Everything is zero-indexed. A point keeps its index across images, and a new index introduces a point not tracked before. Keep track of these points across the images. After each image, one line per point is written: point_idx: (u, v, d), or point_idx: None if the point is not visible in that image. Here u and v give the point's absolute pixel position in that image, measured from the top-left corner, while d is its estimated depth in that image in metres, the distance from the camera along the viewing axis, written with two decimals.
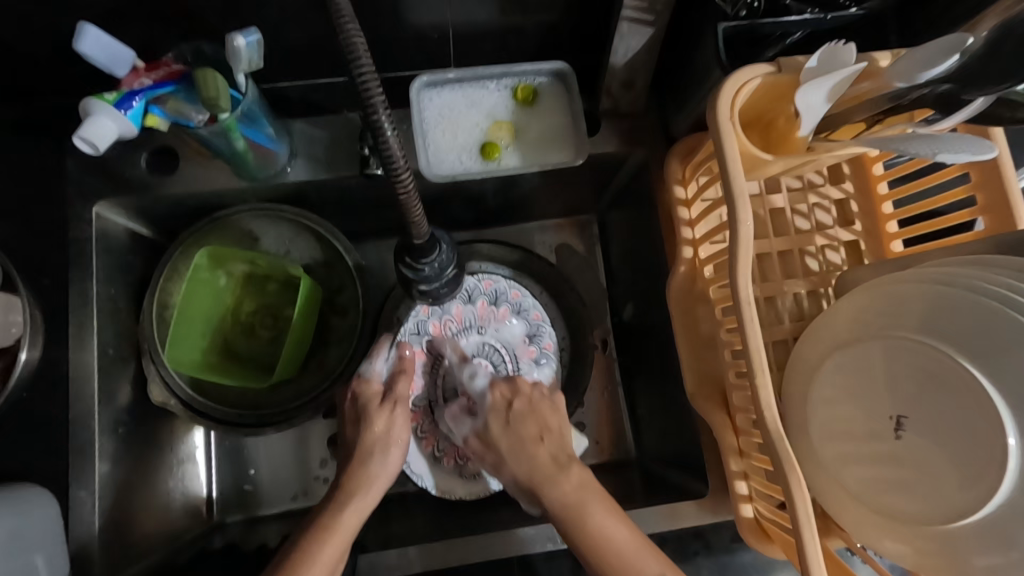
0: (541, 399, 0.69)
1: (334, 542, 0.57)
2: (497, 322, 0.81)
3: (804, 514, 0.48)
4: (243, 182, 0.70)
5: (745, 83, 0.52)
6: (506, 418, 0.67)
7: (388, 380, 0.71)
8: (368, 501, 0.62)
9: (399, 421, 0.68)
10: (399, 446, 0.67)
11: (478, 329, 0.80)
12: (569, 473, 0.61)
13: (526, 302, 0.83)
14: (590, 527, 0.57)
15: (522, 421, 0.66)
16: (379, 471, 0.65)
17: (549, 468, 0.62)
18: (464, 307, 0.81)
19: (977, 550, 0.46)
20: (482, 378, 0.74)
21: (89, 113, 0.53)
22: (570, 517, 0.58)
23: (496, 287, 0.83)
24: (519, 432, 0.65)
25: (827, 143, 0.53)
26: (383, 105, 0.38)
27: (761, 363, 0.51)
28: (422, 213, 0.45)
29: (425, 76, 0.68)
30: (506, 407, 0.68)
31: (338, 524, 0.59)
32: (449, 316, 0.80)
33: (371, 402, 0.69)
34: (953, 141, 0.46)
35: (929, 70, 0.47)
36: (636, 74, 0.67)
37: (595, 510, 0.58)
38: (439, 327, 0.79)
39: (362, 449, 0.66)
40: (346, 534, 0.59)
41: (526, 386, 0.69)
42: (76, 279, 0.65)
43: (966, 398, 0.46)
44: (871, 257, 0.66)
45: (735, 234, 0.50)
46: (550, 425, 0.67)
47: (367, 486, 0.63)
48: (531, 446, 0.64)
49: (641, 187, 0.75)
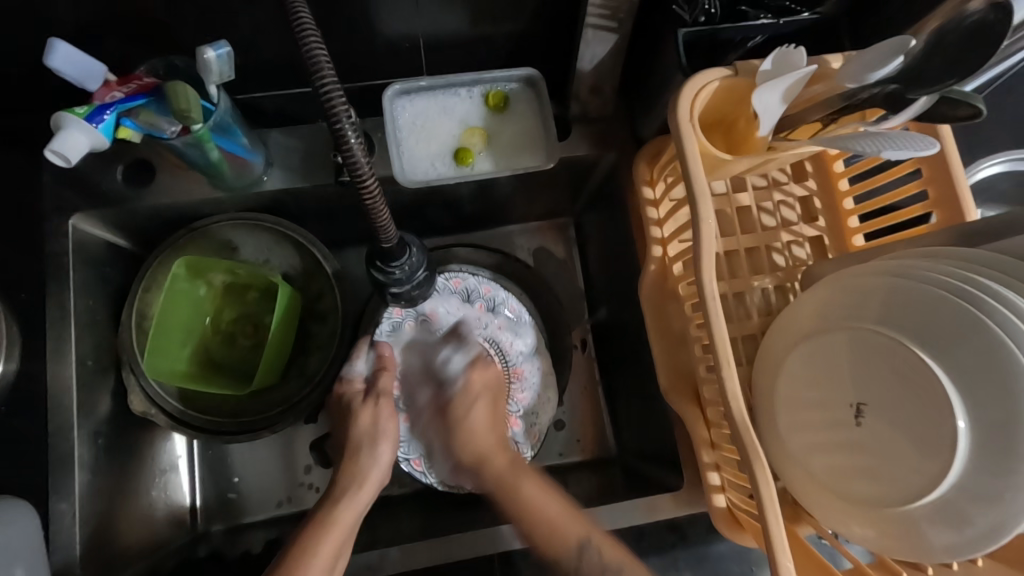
0: (482, 382, 0.72)
1: (333, 536, 0.59)
2: (480, 319, 0.80)
3: (769, 501, 0.49)
4: (219, 191, 0.71)
5: (703, 87, 0.53)
6: (469, 402, 0.70)
7: (369, 377, 0.73)
8: (363, 494, 0.64)
9: (384, 414, 0.69)
10: (387, 439, 0.68)
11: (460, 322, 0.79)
12: (505, 453, 0.67)
13: (500, 297, 0.82)
14: (524, 499, 0.61)
15: (481, 404, 0.70)
16: (370, 466, 0.66)
17: (490, 442, 0.68)
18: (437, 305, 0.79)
19: (934, 530, 0.48)
20: (459, 359, 0.75)
21: (61, 126, 0.52)
22: (503, 490, 0.63)
23: (467, 286, 0.81)
24: (481, 414, 0.70)
25: (787, 142, 0.55)
26: (347, 115, 0.39)
27: (727, 356, 0.52)
28: (389, 220, 0.47)
29: (398, 85, 0.69)
30: (469, 390, 0.71)
31: (336, 519, 0.60)
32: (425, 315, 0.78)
33: (353, 400, 0.71)
34: (897, 139, 0.48)
35: (876, 71, 0.50)
36: (603, 79, 0.69)
37: (526, 484, 0.63)
38: (417, 325, 0.77)
39: (353, 445, 0.68)
40: (344, 529, 0.60)
41: (495, 371, 0.73)
42: (54, 292, 0.65)
43: (919, 382, 0.49)
44: (835, 251, 0.68)
45: (699, 232, 0.52)
46: (500, 407, 0.72)
47: (361, 478, 0.65)
48: (492, 424, 0.69)
49: (613, 188, 0.77)
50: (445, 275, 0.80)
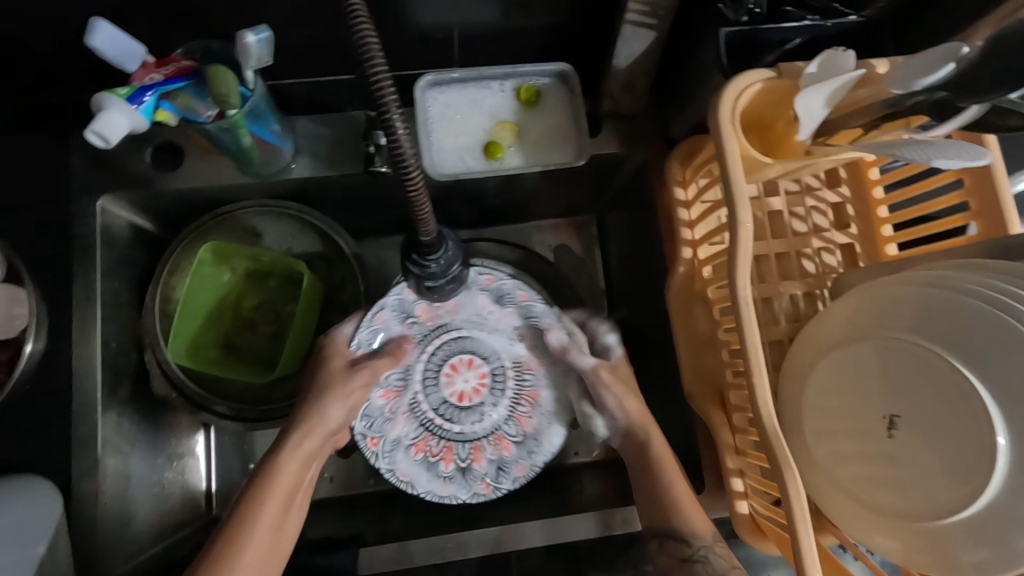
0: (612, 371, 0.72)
1: (276, 487, 0.61)
2: (505, 324, 0.79)
3: (799, 510, 0.49)
4: (247, 178, 0.70)
5: (745, 88, 0.53)
6: (610, 382, 0.71)
7: (369, 352, 0.74)
8: (308, 441, 0.65)
9: (357, 383, 0.70)
10: (341, 394, 0.68)
11: (480, 320, 0.79)
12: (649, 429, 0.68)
13: (536, 308, 0.79)
14: (664, 479, 0.64)
15: (626, 387, 0.71)
16: (321, 410, 0.67)
17: (633, 411, 0.69)
18: (461, 299, 0.78)
19: (964, 546, 0.47)
20: (561, 334, 0.77)
21: (103, 107, 0.52)
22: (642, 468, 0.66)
23: (501, 286, 0.79)
24: (620, 396, 0.70)
25: (826, 147, 0.54)
26: (395, 104, 0.38)
27: (759, 362, 0.51)
28: (430, 213, 0.46)
29: (430, 76, 0.68)
30: (598, 373, 0.72)
31: (276, 479, 0.61)
32: (440, 307, 0.78)
33: (337, 364, 0.71)
34: (945, 148, 0.47)
35: (924, 78, 0.49)
36: (637, 76, 0.68)
37: (667, 466, 0.64)
38: (426, 309, 0.77)
39: (317, 388, 0.69)
40: (288, 485, 0.62)
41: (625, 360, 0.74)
42: (81, 273, 0.65)
43: (955, 396, 0.48)
44: (866, 260, 0.67)
45: (736, 236, 0.51)
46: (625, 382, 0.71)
47: (309, 425, 0.66)
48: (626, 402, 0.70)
49: (640, 187, 0.76)
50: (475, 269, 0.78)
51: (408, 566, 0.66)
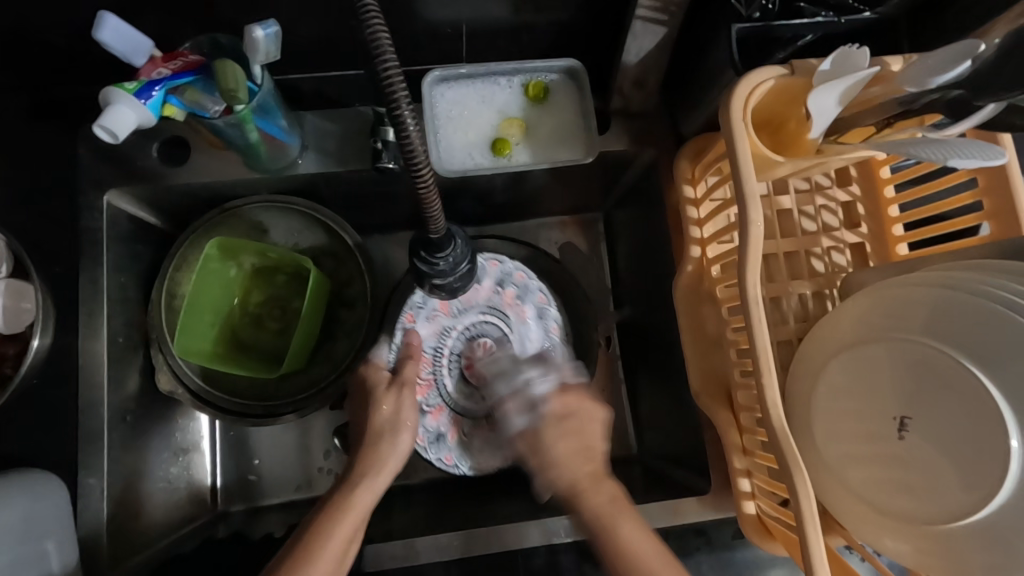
0: (587, 416, 0.63)
1: (349, 521, 0.58)
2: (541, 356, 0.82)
3: (809, 511, 0.48)
4: (254, 173, 0.70)
5: (758, 84, 0.52)
6: (561, 423, 0.63)
7: (393, 366, 0.71)
8: (381, 480, 0.61)
9: (405, 404, 0.66)
10: (408, 430, 0.65)
11: (530, 340, 0.82)
12: (605, 485, 0.59)
13: (559, 362, 0.81)
14: (624, 542, 0.55)
15: (564, 436, 0.62)
16: (389, 453, 0.63)
17: (584, 469, 0.60)
18: (529, 316, 0.83)
19: (976, 550, 0.47)
20: (544, 385, 0.67)
21: (111, 102, 0.52)
22: (599, 530, 0.57)
23: (552, 335, 0.83)
24: (562, 444, 0.61)
25: (838, 146, 0.54)
26: (406, 100, 0.38)
27: (768, 362, 0.51)
28: (439, 210, 0.46)
29: (438, 71, 0.68)
30: (556, 416, 0.63)
31: (352, 505, 0.59)
32: (520, 306, 0.83)
33: (377, 385, 0.68)
34: (961, 147, 0.47)
35: (940, 75, 0.48)
36: (647, 73, 0.67)
37: (624, 523, 0.56)
38: (511, 295, 0.83)
39: (372, 431, 0.65)
40: (361, 512, 0.59)
41: (578, 397, 0.65)
42: (88, 268, 0.65)
43: (968, 397, 0.47)
44: (876, 260, 0.67)
45: (746, 235, 0.50)
46: (591, 434, 0.62)
47: (379, 464, 0.62)
48: (577, 460, 0.60)
49: (649, 185, 0.76)
50: (541, 283, 0.84)
51: (414, 563, 0.66)
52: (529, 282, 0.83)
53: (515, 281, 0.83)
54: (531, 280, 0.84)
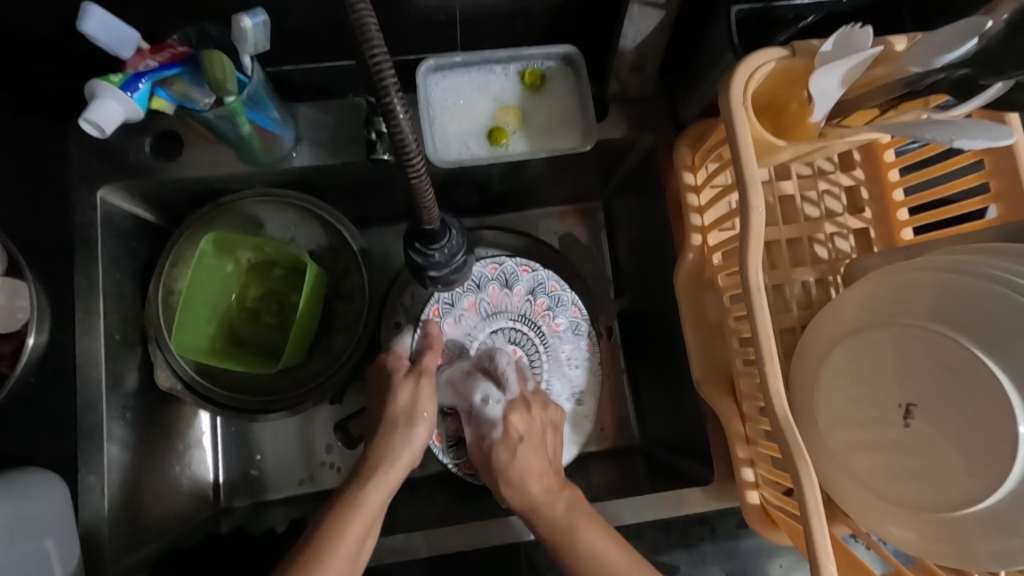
0: (547, 429, 0.69)
1: (357, 523, 0.57)
2: (569, 359, 0.80)
3: (813, 502, 0.47)
4: (248, 167, 0.69)
5: (757, 68, 0.51)
6: (514, 447, 0.65)
7: (415, 353, 0.71)
8: (393, 475, 0.62)
9: (423, 394, 0.67)
10: (424, 422, 0.66)
11: (560, 355, 0.80)
12: (561, 496, 0.62)
13: (590, 362, 0.81)
14: (582, 547, 0.58)
15: (528, 453, 0.65)
16: (403, 446, 0.64)
17: (542, 487, 0.63)
18: (562, 328, 0.81)
19: (983, 538, 0.46)
20: (496, 405, 0.68)
21: (96, 95, 0.51)
22: (560, 536, 0.59)
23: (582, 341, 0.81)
24: (524, 462, 0.64)
25: (840, 128, 0.52)
26: (395, 88, 0.37)
27: (771, 350, 0.50)
28: (433, 200, 0.45)
29: (432, 60, 0.67)
30: (509, 439, 0.66)
31: (363, 502, 0.59)
32: (551, 318, 0.80)
33: (395, 372, 0.69)
34: (969, 127, 0.46)
35: (946, 54, 0.46)
36: (645, 57, 0.66)
37: (584, 528, 0.59)
38: (544, 305, 0.80)
39: (389, 419, 0.65)
40: (373, 507, 0.59)
41: (538, 413, 0.68)
42: (82, 265, 0.65)
43: (976, 384, 0.46)
44: (881, 245, 0.66)
45: (745, 221, 0.49)
46: (548, 448, 0.67)
47: (393, 459, 0.63)
48: (532, 479, 0.64)
49: (650, 172, 0.75)
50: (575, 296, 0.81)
51: (415, 556, 0.66)
52: (562, 294, 0.81)
53: (548, 291, 0.80)
54: (565, 291, 0.81)
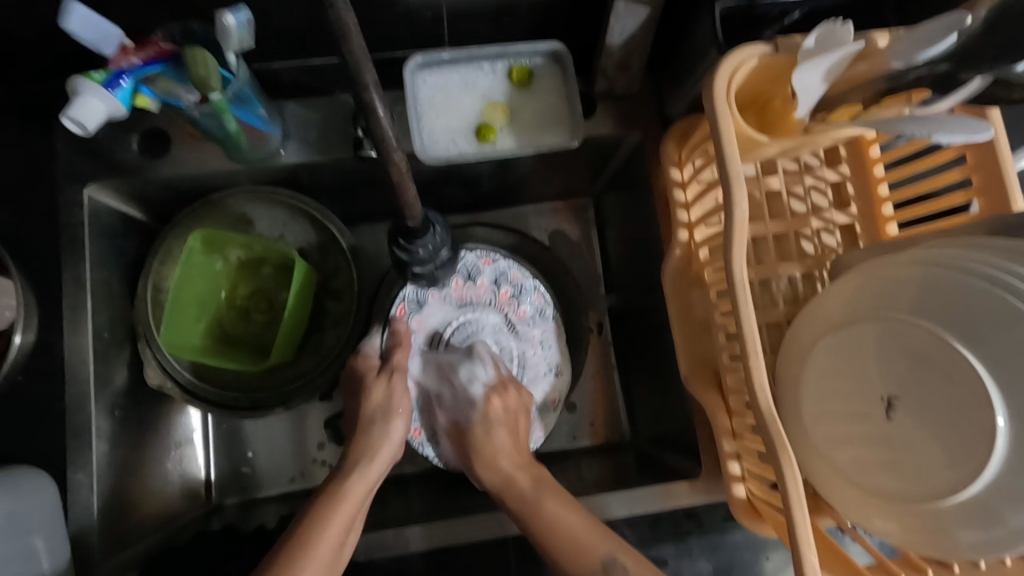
0: (519, 409, 0.75)
1: (345, 509, 0.60)
2: (534, 341, 0.82)
3: (795, 493, 0.48)
4: (236, 164, 0.69)
5: (741, 63, 0.51)
6: (490, 426, 0.72)
7: (384, 352, 0.75)
8: (374, 468, 0.66)
9: (396, 391, 0.72)
10: (400, 416, 0.71)
11: (530, 339, 0.81)
12: (526, 472, 0.68)
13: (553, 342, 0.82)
14: (551, 516, 0.61)
15: (497, 432, 0.72)
16: (382, 440, 0.69)
17: (512, 463, 0.69)
18: (526, 313, 0.82)
19: (962, 528, 0.47)
20: (484, 373, 0.76)
21: (78, 92, 0.52)
22: (528, 509, 0.63)
23: (543, 316, 0.82)
24: (499, 439, 0.71)
25: (824, 124, 0.53)
26: (375, 85, 0.37)
27: (755, 345, 0.50)
28: (415, 196, 0.45)
29: (419, 57, 0.67)
30: (487, 418, 0.73)
31: (347, 492, 0.62)
32: (515, 305, 0.82)
33: (368, 372, 0.73)
34: (949, 122, 0.46)
35: (926, 50, 0.47)
36: (631, 54, 0.66)
37: (549, 504, 0.63)
38: (508, 294, 0.82)
39: (365, 418, 0.70)
40: (357, 498, 0.62)
41: (515, 393, 0.75)
42: (69, 263, 0.65)
43: (956, 377, 0.47)
44: (866, 240, 0.66)
45: (730, 216, 0.50)
46: (520, 429, 0.74)
47: (373, 452, 0.68)
48: (501, 458, 0.70)
49: (637, 170, 0.75)
50: (538, 281, 0.82)
51: (405, 552, 0.66)
52: (525, 282, 0.82)
53: (510, 280, 0.82)
54: (528, 279, 0.83)
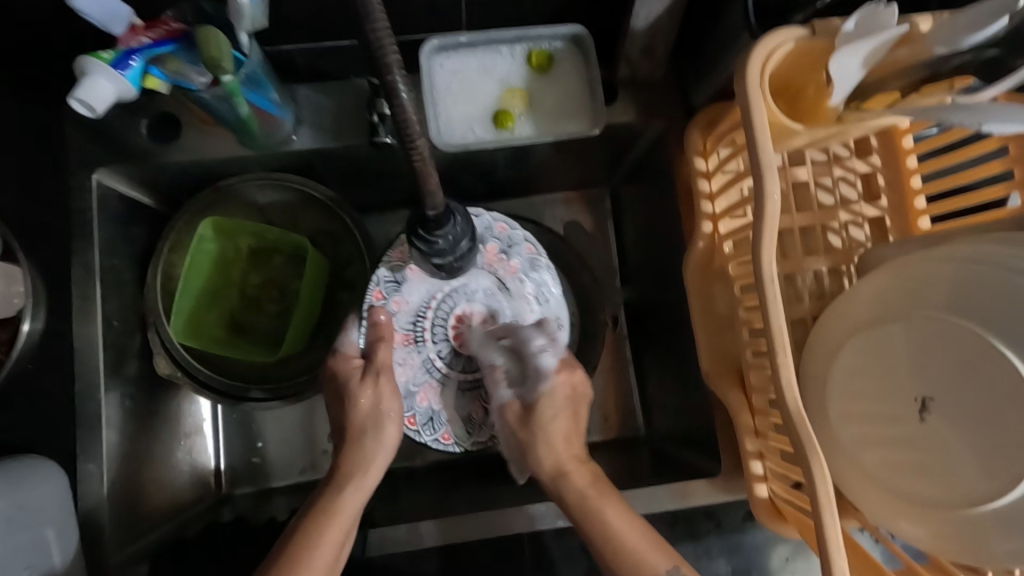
0: (575, 397, 0.67)
1: (337, 526, 0.58)
2: (528, 297, 0.73)
3: (825, 495, 0.46)
4: (248, 150, 0.68)
5: (776, 47, 0.49)
6: (552, 410, 0.65)
7: (366, 350, 0.68)
8: (368, 480, 0.62)
9: (385, 394, 0.66)
10: (392, 421, 0.66)
11: (523, 297, 0.73)
12: (583, 467, 0.62)
13: (552, 295, 0.75)
14: (611, 528, 0.56)
15: (557, 416, 0.65)
16: (375, 450, 0.64)
17: (570, 453, 0.64)
18: (519, 268, 0.74)
19: (997, 535, 0.45)
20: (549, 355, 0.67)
21: (87, 72, 0.50)
22: (585, 512, 0.58)
23: (536, 264, 0.75)
24: (558, 423, 0.65)
25: (860, 113, 0.50)
26: (399, 66, 0.35)
27: (784, 342, 0.48)
28: (437, 184, 0.43)
29: (436, 40, 0.65)
30: (554, 396, 0.66)
31: (340, 507, 0.59)
32: (506, 262, 0.73)
33: (351, 377, 0.67)
34: (998, 111, 0.44)
35: (975, 33, 0.45)
36: (656, 39, 0.64)
37: (607, 510, 0.58)
38: (495, 249, 0.74)
39: (355, 429, 0.65)
40: (350, 513, 0.59)
41: (581, 375, 0.68)
42: (79, 250, 0.64)
43: (997, 379, 0.45)
44: (896, 234, 0.64)
45: (762, 208, 0.47)
46: (580, 414, 0.67)
47: (367, 464, 0.63)
48: (559, 444, 0.64)
49: (658, 160, 0.73)
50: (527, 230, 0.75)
51: (418, 547, 0.65)
52: (513, 233, 0.74)
53: (496, 234, 0.74)
54: (516, 230, 0.75)
